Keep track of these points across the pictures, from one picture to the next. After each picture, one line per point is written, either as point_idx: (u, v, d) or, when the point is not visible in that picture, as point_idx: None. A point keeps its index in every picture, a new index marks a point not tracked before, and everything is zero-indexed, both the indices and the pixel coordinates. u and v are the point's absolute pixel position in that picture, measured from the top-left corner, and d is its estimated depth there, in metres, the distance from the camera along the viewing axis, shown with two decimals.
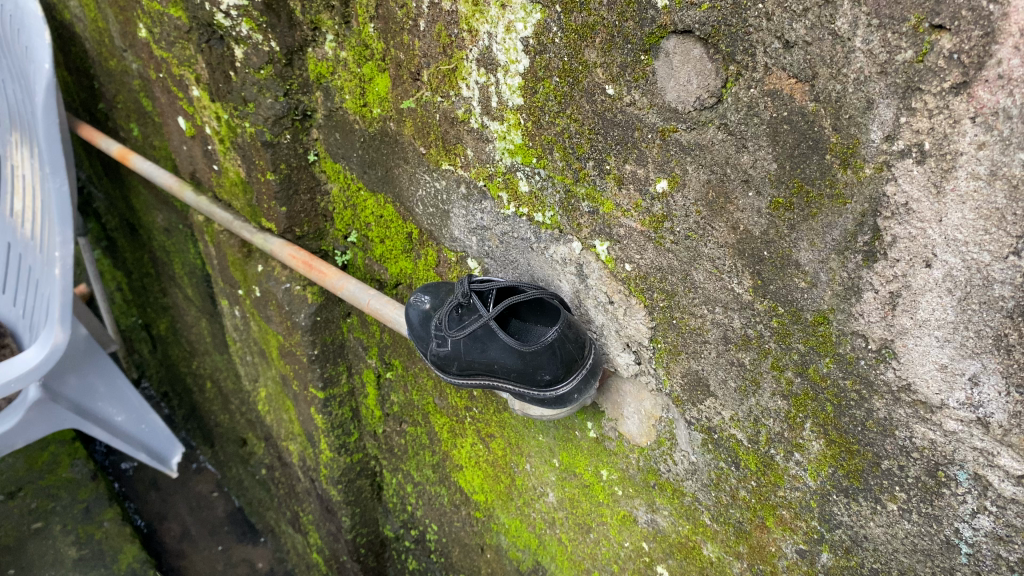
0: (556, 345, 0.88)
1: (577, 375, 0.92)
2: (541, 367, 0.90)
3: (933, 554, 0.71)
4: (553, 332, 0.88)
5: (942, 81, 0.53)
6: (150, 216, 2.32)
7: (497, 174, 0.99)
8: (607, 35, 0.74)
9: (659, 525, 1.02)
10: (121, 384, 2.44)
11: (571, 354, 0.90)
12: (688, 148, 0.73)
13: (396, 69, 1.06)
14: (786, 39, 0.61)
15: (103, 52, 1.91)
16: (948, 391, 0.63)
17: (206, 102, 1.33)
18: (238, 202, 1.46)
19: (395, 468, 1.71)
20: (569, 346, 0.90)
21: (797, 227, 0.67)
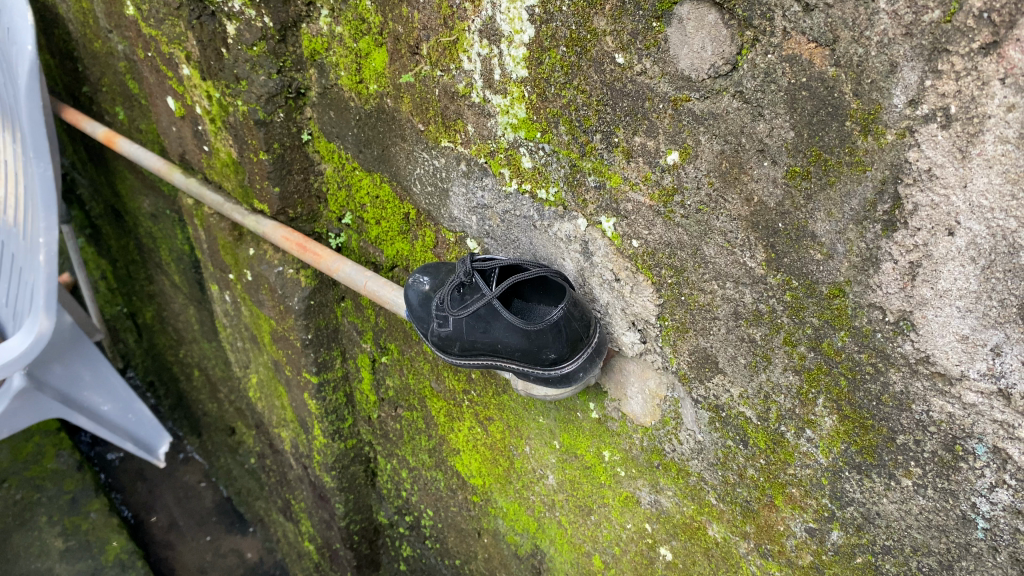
0: (561, 323, 0.87)
1: (582, 354, 0.91)
2: (546, 345, 0.88)
3: (948, 531, 0.70)
4: (558, 310, 0.86)
5: (971, 41, 0.52)
6: (137, 201, 2.29)
7: (500, 150, 0.97)
8: (617, 2, 0.73)
9: (663, 506, 1.01)
10: (107, 374, 2.40)
11: (576, 332, 0.89)
12: (700, 118, 0.72)
13: (394, 44, 1.03)
14: (806, 2, 0.60)
15: (87, 33, 1.87)
16: (969, 362, 0.62)
17: (196, 81, 1.30)
18: (229, 183, 1.44)
19: (389, 454, 1.69)
20: (574, 325, 0.89)
21: (814, 197, 0.66)
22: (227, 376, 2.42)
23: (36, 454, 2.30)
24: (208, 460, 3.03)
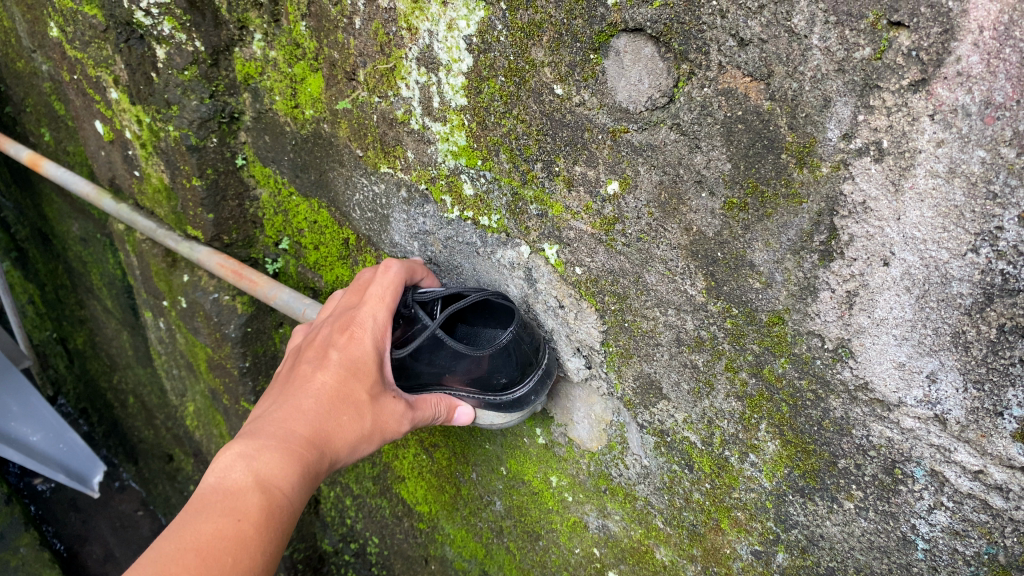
0: (510, 347, 0.86)
1: (531, 377, 0.91)
2: (495, 368, 0.87)
3: (889, 551, 0.71)
4: (507, 333, 0.85)
5: (900, 78, 0.53)
6: (65, 225, 2.21)
7: (440, 177, 0.96)
8: (554, 33, 0.72)
9: (611, 530, 1.01)
10: (30, 397, 2.33)
11: (524, 352, 0.88)
12: (640, 149, 0.72)
13: (329, 69, 1.02)
14: (740, 37, 0.60)
15: (9, 53, 1.81)
16: (906, 389, 0.63)
17: (125, 105, 1.26)
18: (161, 209, 1.40)
19: (332, 481, 1.66)
20: (523, 348, 0.88)
21: (752, 227, 0.67)
22: (164, 402, 2.35)
23: None
24: (145, 488, 2.94)
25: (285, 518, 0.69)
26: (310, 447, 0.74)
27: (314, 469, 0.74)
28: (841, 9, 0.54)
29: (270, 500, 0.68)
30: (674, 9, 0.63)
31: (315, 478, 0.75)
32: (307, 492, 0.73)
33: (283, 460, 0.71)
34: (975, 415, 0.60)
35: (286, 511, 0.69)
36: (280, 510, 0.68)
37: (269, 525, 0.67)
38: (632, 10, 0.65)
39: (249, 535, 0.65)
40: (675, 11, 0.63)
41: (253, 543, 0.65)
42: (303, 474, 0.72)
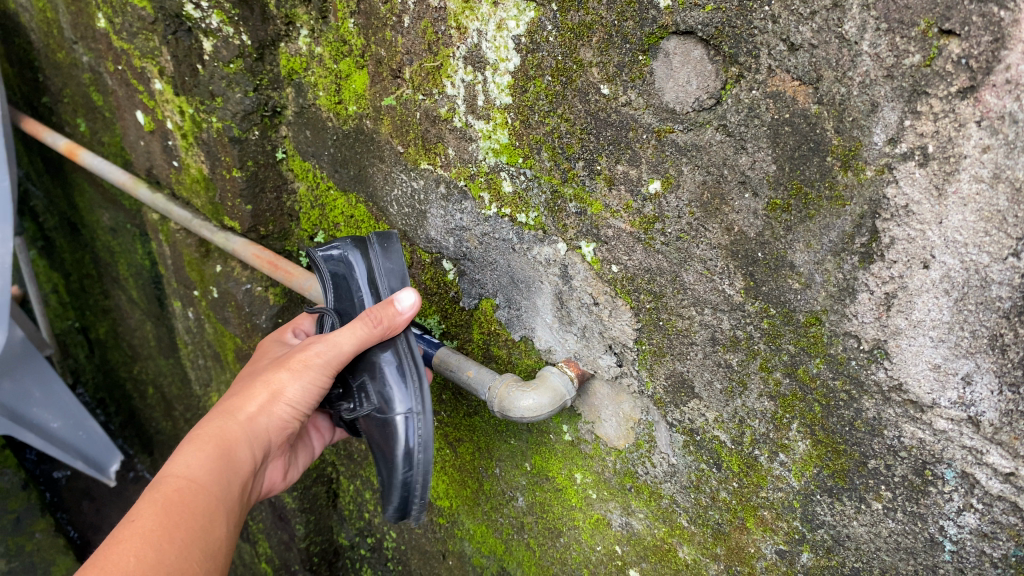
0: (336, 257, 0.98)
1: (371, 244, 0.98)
2: (354, 262, 0.97)
3: (916, 553, 0.72)
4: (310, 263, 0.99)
5: (949, 85, 0.55)
6: (95, 215, 2.24)
7: (480, 174, 0.98)
8: (605, 34, 0.75)
9: (634, 528, 1.02)
10: (57, 390, 2.31)
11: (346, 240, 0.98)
12: (684, 149, 0.74)
13: (375, 66, 1.05)
14: (791, 41, 0.63)
15: (50, 43, 1.84)
16: (940, 390, 0.64)
17: (168, 96, 1.29)
18: (198, 199, 1.42)
19: (353, 475, 1.68)
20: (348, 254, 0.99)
21: (794, 228, 0.68)
22: (186, 394, 2.38)
23: None
24: None
25: (188, 499, 0.80)
26: (204, 428, 0.88)
27: (217, 441, 0.87)
28: (893, 17, 0.56)
29: (162, 493, 0.79)
30: (726, 13, 0.65)
31: (224, 445, 0.87)
32: (213, 463, 0.85)
33: (174, 455, 0.84)
34: (1009, 417, 0.61)
35: (182, 491, 0.80)
36: (177, 495, 0.79)
37: (168, 509, 0.77)
38: (684, 14, 0.68)
39: (149, 526, 0.75)
40: (727, 15, 0.65)
41: (155, 531, 0.75)
42: (198, 452, 0.85)
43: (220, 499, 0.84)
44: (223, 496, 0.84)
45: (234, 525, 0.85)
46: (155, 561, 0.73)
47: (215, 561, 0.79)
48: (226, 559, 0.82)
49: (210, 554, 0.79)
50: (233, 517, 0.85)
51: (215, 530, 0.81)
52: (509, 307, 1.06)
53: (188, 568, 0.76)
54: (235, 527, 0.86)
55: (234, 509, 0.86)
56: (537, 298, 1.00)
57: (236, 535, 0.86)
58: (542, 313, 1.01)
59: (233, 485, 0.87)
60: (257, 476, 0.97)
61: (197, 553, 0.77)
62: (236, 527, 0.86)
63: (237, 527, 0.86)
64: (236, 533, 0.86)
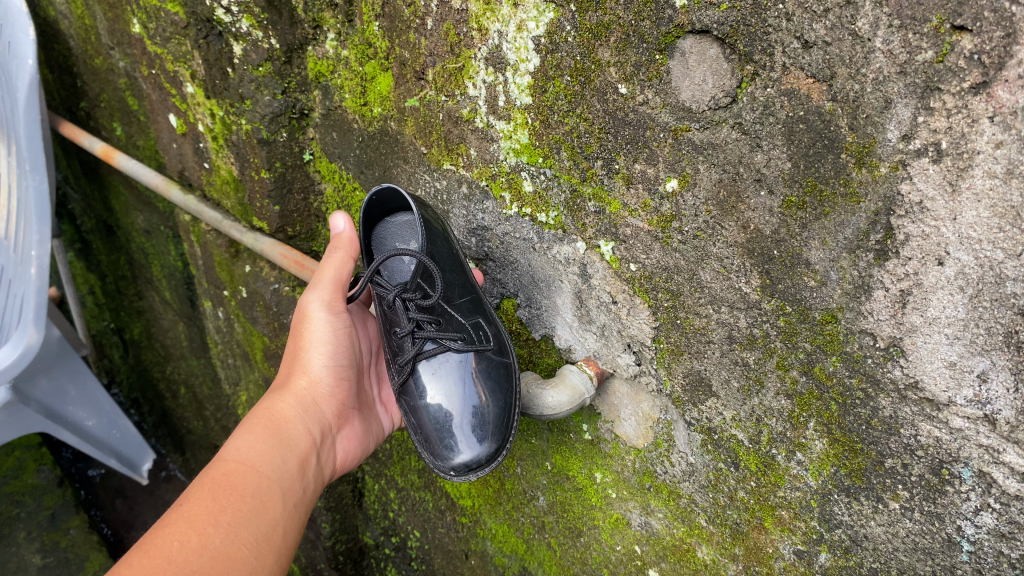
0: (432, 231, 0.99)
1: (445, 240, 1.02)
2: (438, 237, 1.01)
3: (934, 553, 0.71)
4: (413, 205, 0.95)
5: (962, 81, 0.55)
6: (130, 217, 2.29)
7: (501, 174, 0.99)
8: (622, 34, 0.76)
9: (653, 528, 1.02)
10: (92, 388, 2.33)
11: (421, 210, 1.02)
12: (700, 147, 0.74)
13: (400, 68, 1.07)
14: (805, 39, 0.63)
15: (88, 50, 1.89)
16: (956, 388, 0.64)
17: (200, 99, 1.31)
18: (229, 200, 1.45)
19: (378, 474, 1.69)
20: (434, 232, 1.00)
21: (809, 226, 0.69)
22: (216, 393, 2.42)
23: (17, 469, 2.23)
24: None
25: (235, 482, 0.79)
26: (258, 414, 0.92)
27: (268, 421, 0.91)
28: (906, 13, 0.57)
29: (210, 476, 0.78)
30: (741, 11, 0.66)
31: (277, 423, 0.91)
32: (266, 441, 0.87)
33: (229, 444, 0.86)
34: None
35: (229, 474, 0.79)
36: (224, 477, 0.79)
37: (214, 495, 0.76)
38: (700, 13, 0.69)
39: (192, 510, 0.74)
40: (742, 14, 0.66)
41: (200, 516, 0.73)
42: (254, 435, 0.88)
43: (274, 480, 0.84)
44: (276, 476, 0.84)
45: (291, 506, 0.84)
46: (200, 546, 0.71)
47: (267, 544, 0.78)
48: (282, 543, 0.80)
49: (262, 536, 0.78)
50: (290, 496, 0.85)
51: (266, 511, 0.80)
52: (530, 306, 1.07)
53: (236, 551, 0.74)
54: (295, 507, 0.86)
55: (295, 486, 0.87)
56: (557, 296, 1.01)
57: (298, 514, 0.86)
58: (563, 312, 1.02)
59: (292, 460, 0.89)
60: (329, 452, 1.00)
61: (245, 536, 0.75)
62: (296, 507, 0.85)
63: (297, 506, 0.86)
64: (295, 514, 0.85)
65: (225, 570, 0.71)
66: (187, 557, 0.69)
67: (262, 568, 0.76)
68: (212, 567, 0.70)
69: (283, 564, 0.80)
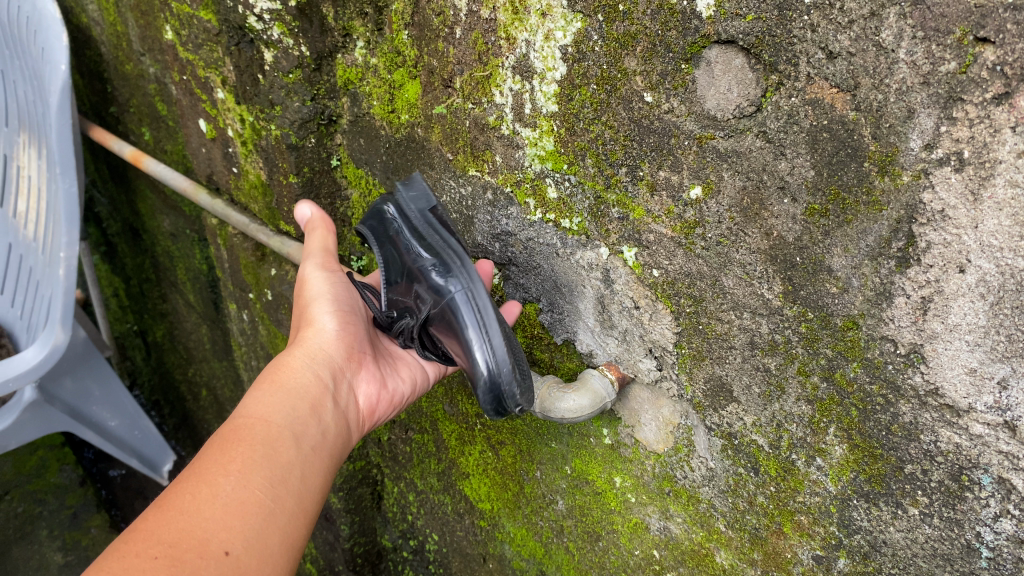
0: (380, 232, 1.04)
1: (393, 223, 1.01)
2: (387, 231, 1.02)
3: (952, 559, 0.72)
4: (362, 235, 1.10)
5: (984, 91, 0.57)
6: (157, 221, 2.33)
7: (526, 180, 1.01)
8: (649, 43, 0.77)
9: (672, 532, 1.03)
10: (117, 391, 2.36)
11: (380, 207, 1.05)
12: (724, 155, 0.76)
13: (428, 76, 1.10)
14: (830, 50, 0.65)
15: (119, 56, 1.92)
16: (976, 395, 0.65)
17: (230, 104, 1.34)
18: (256, 204, 1.48)
19: (397, 477, 1.71)
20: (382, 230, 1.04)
21: (832, 233, 0.70)
22: (238, 396, 2.45)
23: (40, 467, 2.25)
24: None
25: (244, 435, 0.82)
26: (269, 369, 0.95)
27: (273, 377, 0.93)
28: (929, 25, 0.58)
29: (217, 435, 0.81)
30: (766, 22, 0.68)
31: (286, 373, 0.94)
32: (273, 394, 0.89)
33: (239, 405, 0.89)
34: None
35: (237, 430, 0.82)
36: (233, 433, 0.81)
37: (222, 448, 0.79)
38: (726, 23, 0.70)
39: (201, 464, 0.76)
40: (768, 25, 0.68)
41: (210, 469, 0.75)
42: (261, 391, 0.90)
43: (284, 426, 0.86)
44: (288, 423, 0.87)
45: (307, 450, 0.86)
46: (212, 493, 0.73)
47: (283, 486, 0.80)
48: (301, 485, 0.82)
49: (278, 479, 0.79)
50: (304, 442, 0.87)
51: (279, 457, 0.82)
52: (552, 310, 1.08)
53: (251, 494, 0.75)
54: (312, 451, 0.87)
55: (309, 430, 0.89)
56: (580, 301, 1.03)
57: (318, 458, 0.88)
58: (585, 316, 1.03)
59: (303, 406, 0.91)
60: (347, 395, 1.02)
61: (259, 480, 0.77)
62: (314, 452, 0.87)
63: (314, 450, 0.88)
64: (314, 458, 0.87)
65: (241, 511, 0.73)
66: (199, 505, 0.71)
67: (281, 509, 0.78)
68: (227, 511, 0.72)
69: (305, 506, 0.82)
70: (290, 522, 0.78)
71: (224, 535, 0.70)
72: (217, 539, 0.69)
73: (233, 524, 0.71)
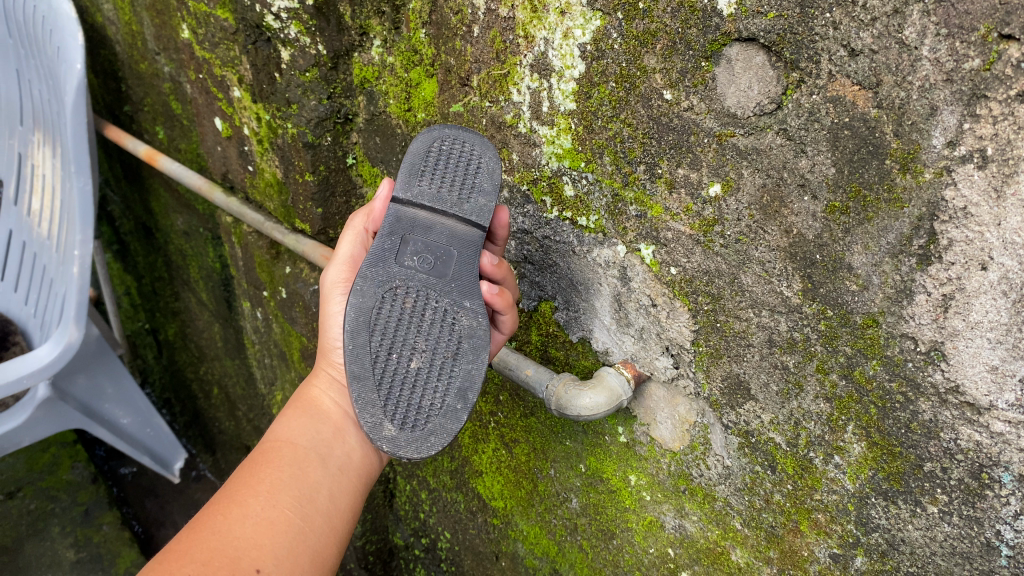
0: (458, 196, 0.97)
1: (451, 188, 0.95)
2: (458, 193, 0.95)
3: (972, 557, 0.72)
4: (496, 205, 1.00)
5: (1008, 88, 0.57)
6: (170, 219, 2.34)
7: (543, 178, 1.01)
8: (669, 41, 0.78)
9: (687, 531, 1.03)
10: (130, 389, 2.37)
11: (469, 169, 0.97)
12: (744, 152, 0.76)
13: (445, 75, 1.10)
14: (852, 47, 0.65)
15: (134, 55, 1.94)
16: (998, 392, 0.65)
17: (246, 103, 1.35)
18: (272, 202, 1.48)
19: (409, 475, 1.72)
20: None
21: (853, 231, 0.70)
22: (250, 394, 2.46)
23: (53, 464, 2.27)
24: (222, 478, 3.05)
25: (271, 458, 0.85)
26: (290, 402, 0.96)
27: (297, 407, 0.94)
28: (953, 22, 0.58)
29: (246, 459, 0.85)
30: (788, 19, 0.68)
31: (306, 404, 0.94)
32: (299, 420, 0.92)
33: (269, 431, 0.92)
34: None
35: (265, 454, 0.85)
36: (261, 457, 0.85)
37: (250, 472, 0.82)
38: (747, 21, 0.70)
39: (230, 490, 0.81)
40: (790, 22, 0.68)
41: (240, 493, 0.80)
42: (285, 420, 0.92)
43: (310, 448, 0.88)
44: (314, 445, 0.89)
45: (334, 470, 0.88)
46: (241, 514, 0.77)
47: (311, 505, 0.82)
48: (329, 504, 0.84)
49: (305, 498, 0.82)
50: (332, 462, 0.89)
51: (306, 477, 0.84)
52: (568, 308, 1.09)
53: (280, 514, 0.79)
54: (341, 470, 0.89)
55: (335, 451, 0.90)
56: (596, 299, 1.03)
57: (347, 476, 0.89)
58: (601, 314, 1.03)
59: (328, 429, 0.92)
60: None
61: (286, 500, 0.80)
62: (342, 471, 0.89)
63: (343, 470, 0.89)
64: (343, 477, 0.89)
65: (269, 531, 0.77)
66: (230, 527, 0.75)
67: (312, 527, 0.81)
68: (256, 532, 0.76)
69: (335, 523, 0.84)
70: (321, 540, 0.81)
71: (254, 554, 0.74)
72: (246, 559, 0.73)
73: (261, 544, 0.75)
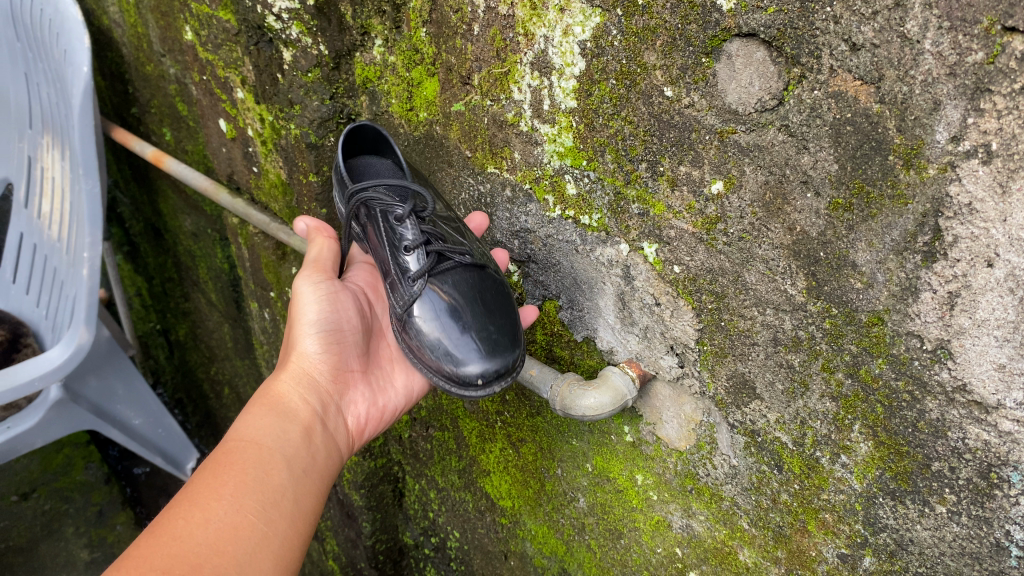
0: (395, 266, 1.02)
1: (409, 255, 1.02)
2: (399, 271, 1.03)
3: (981, 557, 0.70)
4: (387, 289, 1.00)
5: (1012, 81, 0.56)
6: (178, 221, 2.34)
7: (545, 176, 1.00)
8: (668, 37, 0.77)
9: (694, 530, 1.02)
10: (140, 389, 2.37)
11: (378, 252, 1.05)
12: (746, 149, 0.75)
13: (446, 73, 1.10)
14: (853, 41, 0.64)
15: (140, 57, 1.94)
16: (1005, 391, 0.63)
17: (250, 104, 1.35)
18: (277, 204, 1.48)
19: (418, 474, 1.71)
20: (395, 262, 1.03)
21: (856, 227, 0.69)
22: None
23: (67, 466, 2.25)
24: None
25: (235, 458, 0.84)
26: (255, 397, 0.97)
27: (264, 400, 0.95)
28: (956, 15, 0.57)
29: (209, 457, 0.84)
30: (788, 14, 0.67)
31: (273, 398, 0.96)
32: (266, 419, 0.92)
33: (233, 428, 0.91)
34: None
35: (228, 454, 0.84)
36: (224, 456, 0.84)
37: (214, 471, 0.81)
38: (747, 16, 0.69)
39: (192, 489, 0.79)
40: (789, 17, 0.67)
41: (204, 494, 0.78)
42: (252, 415, 0.92)
43: (275, 449, 0.88)
44: (278, 446, 0.89)
45: (297, 472, 0.88)
46: (204, 518, 0.75)
47: (276, 509, 0.82)
48: (292, 507, 0.84)
49: (269, 501, 0.82)
50: (296, 464, 0.89)
51: (270, 479, 0.84)
52: (572, 308, 1.08)
53: (243, 518, 0.78)
54: (304, 473, 0.90)
55: (299, 453, 0.91)
56: (600, 298, 1.02)
57: (309, 479, 0.90)
58: (605, 313, 1.02)
59: (294, 429, 0.93)
60: (336, 419, 1.03)
61: (250, 503, 0.80)
62: (305, 473, 0.90)
63: (305, 471, 0.90)
64: (306, 480, 0.89)
65: (233, 536, 0.75)
66: (192, 531, 0.74)
67: (275, 532, 0.80)
68: (218, 537, 0.74)
69: (298, 526, 0.84)
70: (283, 545, 0.80)
71: (216, 561, 0.72)
72: (210, 563, 0.71)
73: (224, 549, 0.74)
